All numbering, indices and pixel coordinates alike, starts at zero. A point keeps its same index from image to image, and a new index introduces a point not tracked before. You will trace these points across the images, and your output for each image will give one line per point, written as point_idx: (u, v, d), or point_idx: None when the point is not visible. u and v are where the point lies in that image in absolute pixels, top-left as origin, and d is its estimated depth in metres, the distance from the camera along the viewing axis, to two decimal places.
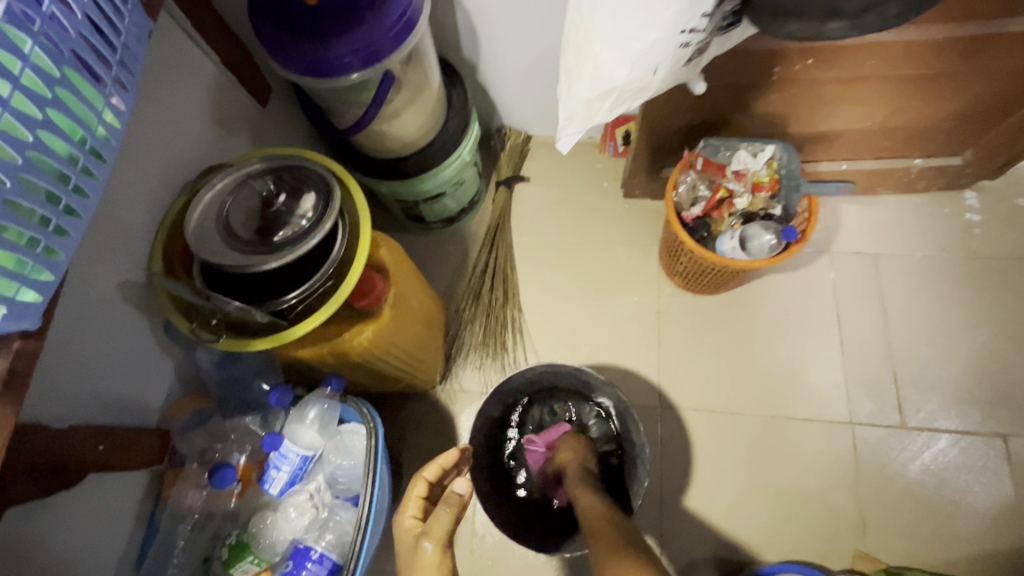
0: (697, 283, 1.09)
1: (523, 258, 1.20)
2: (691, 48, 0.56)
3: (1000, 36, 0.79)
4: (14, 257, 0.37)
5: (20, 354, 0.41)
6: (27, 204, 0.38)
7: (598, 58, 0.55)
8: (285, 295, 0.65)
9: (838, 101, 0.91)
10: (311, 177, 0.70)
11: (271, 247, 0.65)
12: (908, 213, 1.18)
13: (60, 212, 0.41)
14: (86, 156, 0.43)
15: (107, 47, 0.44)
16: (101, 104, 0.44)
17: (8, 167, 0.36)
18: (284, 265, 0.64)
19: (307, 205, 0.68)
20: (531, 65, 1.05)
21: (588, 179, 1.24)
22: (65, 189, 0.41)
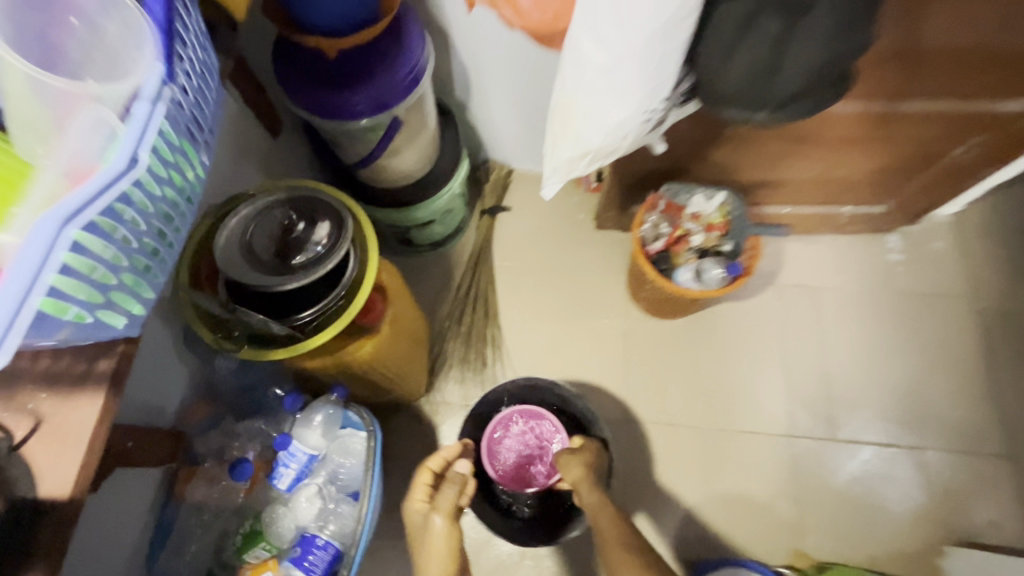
0: (660, 309, 1.22)
1: (504, 283, 1.31)
2: (653, 119, 0.70)
3: (903, 116, 0.94)
4: (135, 279, 0.47)
5: (124, 356, 0.49)
6: (149, 241, 0.47)
7: (578, 127, 0.68)
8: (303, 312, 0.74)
9: (777, 158, 1.06)
10: (324, 211, 0.79)
11: (291, 269, 0.74)
12: (842, 252, 1.35)
13: (167, 242, 0.50)
14: (188, 195, 0.51)
15: (206, 101, 0.51)
16: (202, 150, 0.52)
17: (144, 215, 0.45)
18: (301, 285, 0.74)
19: (322, 232, 0.77)
20: (515, 113, 1.18)
21: (565, 212, 1.37)
22: (172, 224, 0.50)
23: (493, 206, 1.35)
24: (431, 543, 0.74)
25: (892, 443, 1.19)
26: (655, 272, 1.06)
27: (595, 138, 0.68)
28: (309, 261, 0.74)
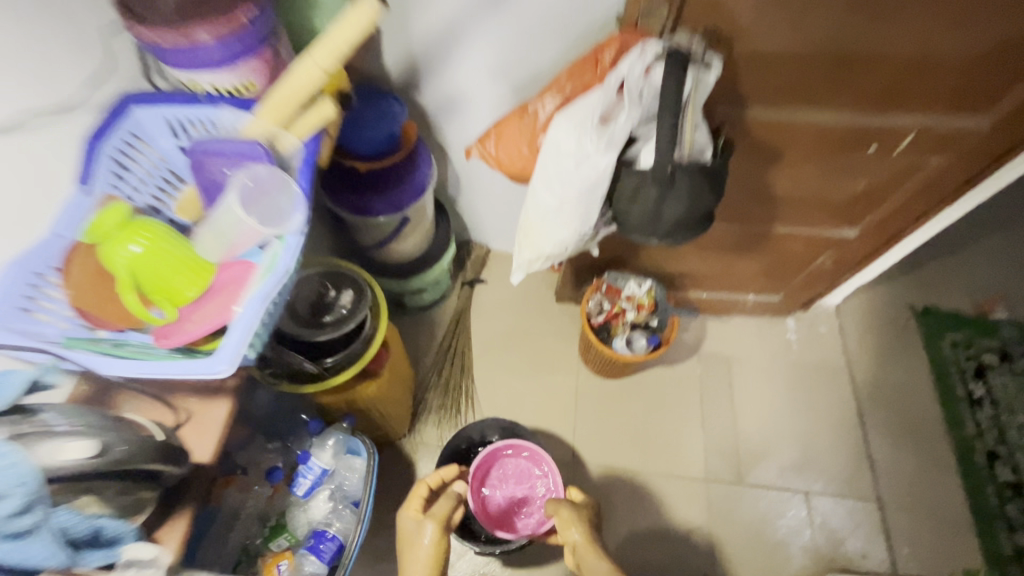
0: (603, 370, 1.51)
1: (479, 344, 1.59)
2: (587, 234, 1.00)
3: (770, 233, 1.32)
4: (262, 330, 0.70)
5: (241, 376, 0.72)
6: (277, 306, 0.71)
7: (537, 237, 0.99)
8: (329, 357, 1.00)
9: (689, 257, 1.40)
10: (348, 283, 1.07)
11: (323, 325, 1.00)
12: (750, 330, 1.68)
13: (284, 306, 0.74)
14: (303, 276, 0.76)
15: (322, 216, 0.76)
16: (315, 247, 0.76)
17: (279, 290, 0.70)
18: (330, 337, 1.00)
19: (346, 298, 1.05)
20: (493, 211, 1.50)
21: (531, 288, 1.68)
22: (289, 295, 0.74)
23: (473, 279, 1.65)
24: (421, 544, 0.97)
25: (788, 488, 1.47)
26: (598, 341, 1.37)
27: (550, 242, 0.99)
28: (338, 319, 1.02)
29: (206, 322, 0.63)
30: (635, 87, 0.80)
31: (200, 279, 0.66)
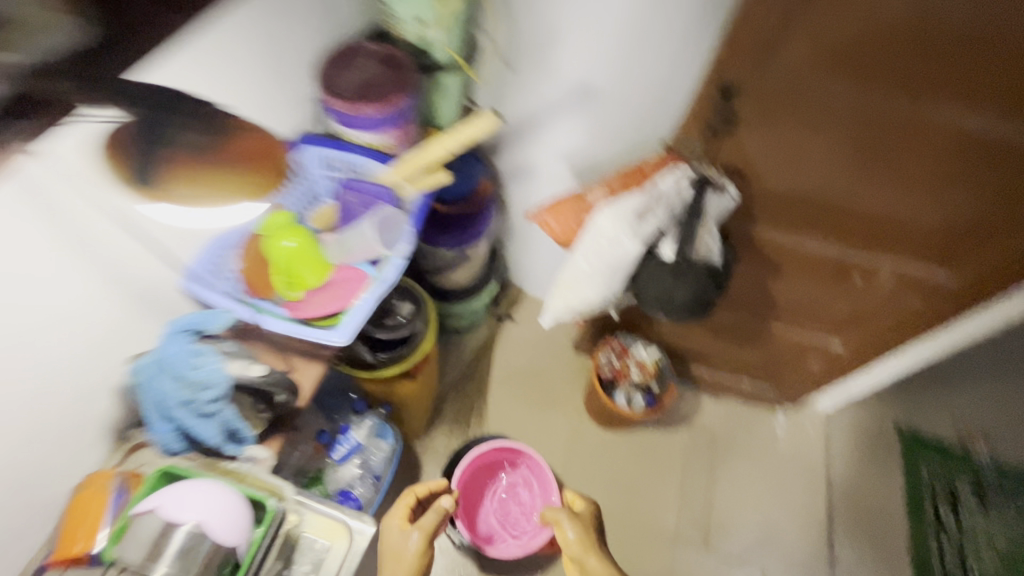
0: (601, 418, 1.70)
1: (498, 371, 1.81)
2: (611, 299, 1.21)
3: (771, 328, 1.47)
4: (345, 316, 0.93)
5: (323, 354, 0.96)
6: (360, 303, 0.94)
7: (568, 292, 1.21)
8: (380, 353, 1.22)
9: (694, 331, 1.60)
10: (407, 298, 1.31)
11: (382, 326, 1.22)
12: (741, 412, 1.81)
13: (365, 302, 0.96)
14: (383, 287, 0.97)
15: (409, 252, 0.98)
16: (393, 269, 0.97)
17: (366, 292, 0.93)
18: (385, 337, 1.22)
19: (404, 309, 1.27)
20: (533, 261, 1.73)
21: (554, 332, 1.89)
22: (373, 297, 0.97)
23: (504, 314, 1.88)
24: (407, 549, 1.07)
25: (748, 563, 1.61)
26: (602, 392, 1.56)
27: (579, 298, 1.20)
28: (392, 324, 1.24)
29: (319, 309, 0.90)
30: (667, 198, 1.07)
31: (323, 273, 0.92)
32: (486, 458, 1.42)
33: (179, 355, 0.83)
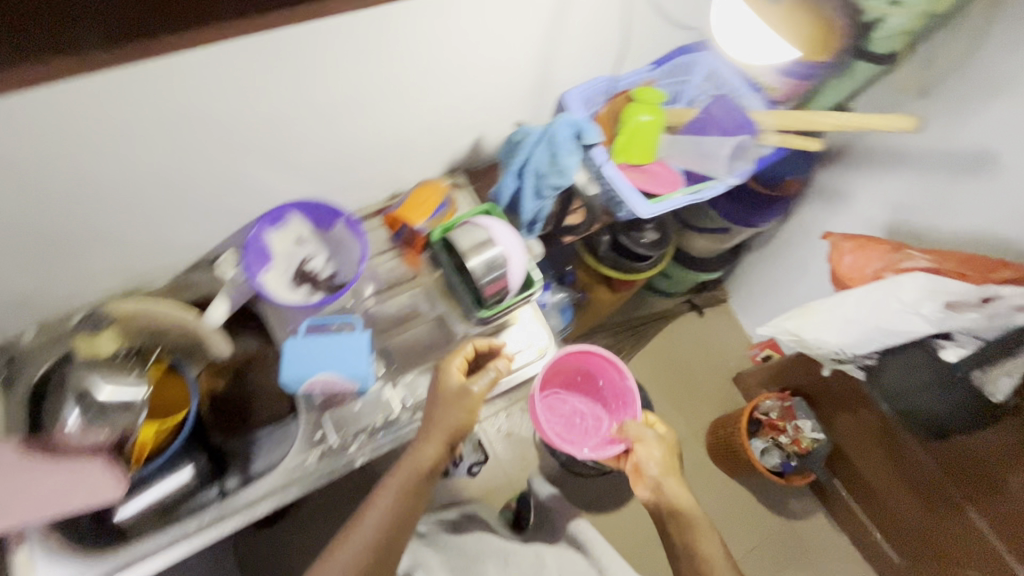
0: (715, 442, 1.63)
1: (657, 347, 1.82)
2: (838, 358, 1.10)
3: (962, 512, 1.17)
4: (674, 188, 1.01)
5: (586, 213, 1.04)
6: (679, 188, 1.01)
7: (807, 320, 0.99)
8: (605, 244, 1.29)
9: (870, 448, 1.36)
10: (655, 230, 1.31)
11: (623, 231, 1.27)
12: (841, 556, 1.60)
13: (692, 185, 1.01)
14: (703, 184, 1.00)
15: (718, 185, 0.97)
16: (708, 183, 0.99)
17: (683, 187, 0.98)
18: (617, 241, 1.27)
19: (649, 234, 1.28)
20: (764, 280, 1.63)
21: (724, 353, 1.83)
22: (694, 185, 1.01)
23: (699, 307, 1.85)
24: (446, 411, 0.75)
25: None
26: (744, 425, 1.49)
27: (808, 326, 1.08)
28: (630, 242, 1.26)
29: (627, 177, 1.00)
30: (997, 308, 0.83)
31: (636, 155, 1.00)
32: (555, 363, 0.99)
33: (565, 133, 0.76)
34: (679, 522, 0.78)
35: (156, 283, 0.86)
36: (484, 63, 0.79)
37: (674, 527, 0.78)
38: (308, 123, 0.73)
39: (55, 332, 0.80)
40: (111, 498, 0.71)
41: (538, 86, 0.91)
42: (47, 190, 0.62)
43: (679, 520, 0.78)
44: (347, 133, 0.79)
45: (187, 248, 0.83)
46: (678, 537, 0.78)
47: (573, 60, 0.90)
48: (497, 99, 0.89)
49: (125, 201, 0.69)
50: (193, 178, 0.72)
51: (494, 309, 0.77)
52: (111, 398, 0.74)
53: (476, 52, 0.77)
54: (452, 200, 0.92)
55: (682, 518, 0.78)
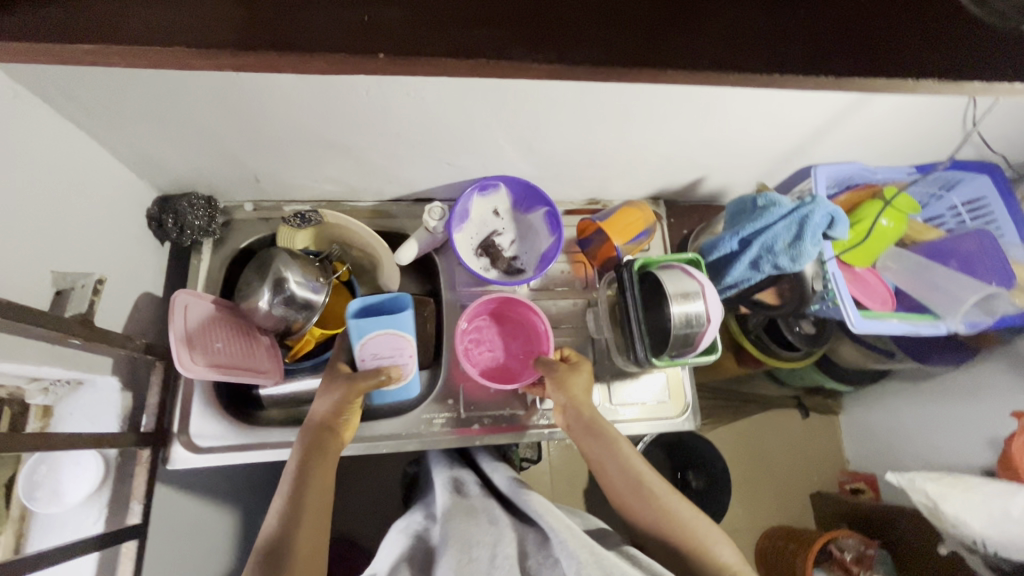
0: (770, 549, 1.48)
1: (746, 428, 1.68)
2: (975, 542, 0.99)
3: None
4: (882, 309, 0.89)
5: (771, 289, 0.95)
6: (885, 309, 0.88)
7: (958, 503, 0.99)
8: (755, 321, 1.18)
9: None
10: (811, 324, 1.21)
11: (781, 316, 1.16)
12: None
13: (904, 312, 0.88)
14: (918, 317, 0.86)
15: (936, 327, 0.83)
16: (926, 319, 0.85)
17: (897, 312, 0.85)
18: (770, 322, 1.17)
19: (806, 327, 1.17)
20: (896, 416, 1.47)
21: (813, 465, 1.67)
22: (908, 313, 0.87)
23: (806, 410, 1.69)
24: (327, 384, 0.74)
25: None
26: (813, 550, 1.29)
27: (952, 494, 1.00)
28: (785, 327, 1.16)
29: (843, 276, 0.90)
30: None
31: (862, 256, 0.90)
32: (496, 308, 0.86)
33: (819, 224, 0.71)
34: (587, 438, 0.73)
35: (358, 201, 0.90)
36: (761, 116, 0.73)
37: (586, 441, 0.73)
38: (568, 119, 0.71)
39: (268, 214, 0.87)
40: (271, 379, 0.78)
41: (792, 147, 0.82)
42: (335, 105, 0.65)
43: (589, 429, 0.73)
44: (590, 138, 0.77)
45: (395, 178, 0.85)
46: (595, 450, 0.72)
47: (842, 139, 0.82)
48: (742, 151, 0.83)
49: (380, 132, 0.72)
50: (444, 132, 0.73)
51: (666, 360, 0.75)
52: (304, 292, 0.78)
53: (765, 106, 0.71)
54: (654, 229, 0.89)
55: (589, 426, 0.73)
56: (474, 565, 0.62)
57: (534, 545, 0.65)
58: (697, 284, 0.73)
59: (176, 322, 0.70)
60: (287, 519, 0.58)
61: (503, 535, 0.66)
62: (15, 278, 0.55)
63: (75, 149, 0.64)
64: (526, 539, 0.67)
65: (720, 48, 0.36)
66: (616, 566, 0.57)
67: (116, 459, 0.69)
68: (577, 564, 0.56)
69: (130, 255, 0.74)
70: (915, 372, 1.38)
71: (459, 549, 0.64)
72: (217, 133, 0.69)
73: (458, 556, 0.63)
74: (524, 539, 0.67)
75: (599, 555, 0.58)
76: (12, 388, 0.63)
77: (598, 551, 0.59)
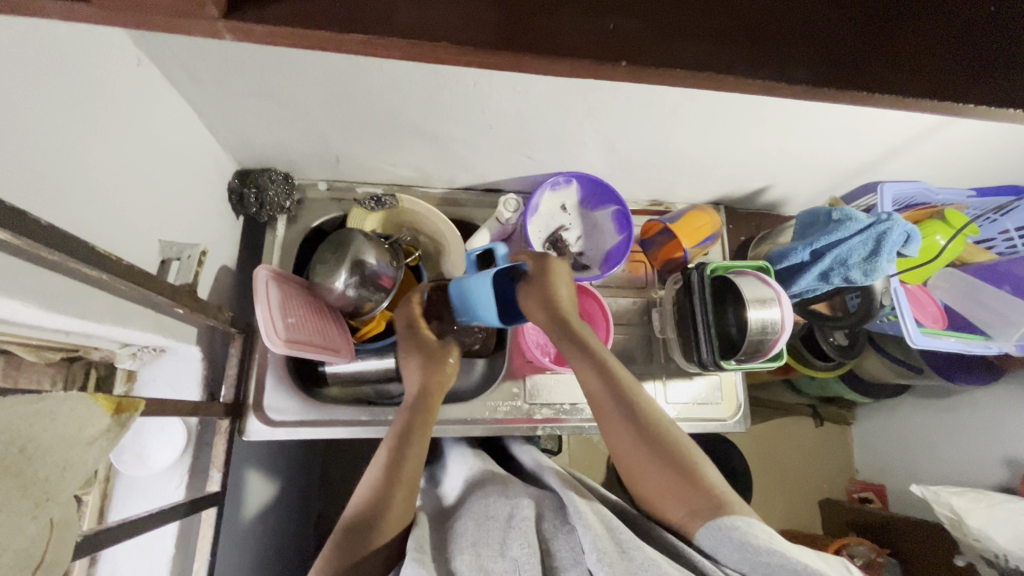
0: None
1: (760, 433, 1.63)
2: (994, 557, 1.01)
3: None
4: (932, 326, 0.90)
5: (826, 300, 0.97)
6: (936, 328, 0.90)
7: (984, 520, 1.00)
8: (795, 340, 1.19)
9: None
10: (841, 333, 1.18)
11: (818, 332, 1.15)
12: None
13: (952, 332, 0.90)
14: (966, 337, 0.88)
15: (985, 348, 0.86)
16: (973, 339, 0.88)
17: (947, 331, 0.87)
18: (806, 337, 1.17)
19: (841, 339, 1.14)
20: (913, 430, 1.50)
21: (825, 472, 1.62)
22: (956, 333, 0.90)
23: (821, 418, 1.63)
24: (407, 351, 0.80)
25: None
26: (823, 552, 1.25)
27: (977, 510, 1.03)
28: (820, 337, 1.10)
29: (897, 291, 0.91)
30: None
31: (910, 275, 0.91)
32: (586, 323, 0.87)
33: (896, 241, 0.73)
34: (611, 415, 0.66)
35: (428, 187, 0.91)
36: (846, 133, 0.74)
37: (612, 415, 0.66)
38: (658, 124, 0.72)
39: (341, 194, 0.88)
40: (344, 358, 0.79)
41: (865, 163, 0.84)
42: (436, 94, 0.65)
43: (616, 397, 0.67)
44: (672, 145, 0.78)
45: (471, 168, 0.85)
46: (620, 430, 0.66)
47: (913, 160, 0.83)
48: (814, 165, 0.84)
49: (471, 123, 0.72)
50: (534, 127, 0.74)
51: (733, 364, 0.77)
52: (378, 274, 0.78)
53: (852, 124, 0.72)
54: (718, 235, 0.91)
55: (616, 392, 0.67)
56: (493, 524, 0.61)
57: (551, 510, 0.64)
58: (772, 293, 0.75)
59: (262, 296, 0.70)
60: (376, 500, 0.63)
61: (522, 500, 0.65)
62: (130, 244, 0.57)
63: (180, 121, 0.65)
64: (544, 503, 0.66)
65: (943, 53, 0.32)
66: (632, 541, 0.55)
67: (197, 427, 0.70)
68: (594, 537, 0.54)
69: (215, 227, 0.76)
70: (933, 388, 1.34)
71: (478, 515, 0.63)
72: (315, 116, 0.70)
73: (478, 519, 0.62)
74: (541, 503, 0.66)
75: (614, 533, 0.56)
76: (105, 351, 0.63)
77: (614, 526, 0.58)
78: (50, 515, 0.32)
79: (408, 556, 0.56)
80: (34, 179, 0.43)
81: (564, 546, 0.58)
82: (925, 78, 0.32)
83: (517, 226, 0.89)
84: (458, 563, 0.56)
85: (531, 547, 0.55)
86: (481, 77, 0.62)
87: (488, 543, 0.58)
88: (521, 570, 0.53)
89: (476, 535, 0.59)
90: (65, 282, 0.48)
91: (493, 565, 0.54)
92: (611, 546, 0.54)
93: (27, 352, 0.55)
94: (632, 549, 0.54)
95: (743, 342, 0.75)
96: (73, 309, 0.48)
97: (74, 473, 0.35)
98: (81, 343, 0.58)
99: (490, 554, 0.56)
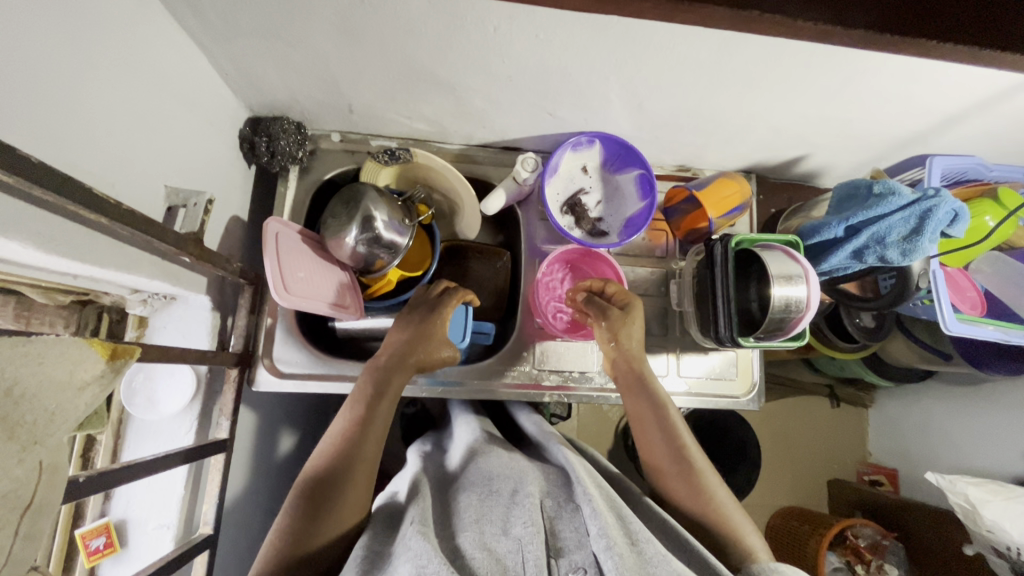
0: (777, 523, 1.45)
1: (774, 410, 1.60)
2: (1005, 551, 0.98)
3: None
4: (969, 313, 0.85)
5: None
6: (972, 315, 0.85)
7: (998, 514, 0.97)
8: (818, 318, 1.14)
9: None
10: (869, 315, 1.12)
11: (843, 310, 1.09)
12: None
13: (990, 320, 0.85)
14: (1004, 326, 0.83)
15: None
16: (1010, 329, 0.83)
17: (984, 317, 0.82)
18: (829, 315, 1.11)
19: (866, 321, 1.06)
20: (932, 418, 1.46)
21: (837, 452, 1.60)
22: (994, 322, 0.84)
23: (838, 400, 1.59)
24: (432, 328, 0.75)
25: None
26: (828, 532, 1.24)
27: (993, 501, 0.99)
28: (846, 317, 1.05)
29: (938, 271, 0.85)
30: None
31: (954, 258, 0.85)
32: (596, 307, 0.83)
33: (941, 220, 0.67)
34: (668, 466, 0.69)
35: (444, 142, 0.88)
36: (898, 98, 0.68)
37: (655, 443, 0.70)
38: (691, 82, 0.67)
39: (354, 146, 0.85)
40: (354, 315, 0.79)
41: (915, 134, 0.77)
42: (454, 40, 0.61)
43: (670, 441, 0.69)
44: (705, 106, 0.73)
45: (489, 124, 0.81)
46: (653, 437, 0.71)
47: (971, 131, 0.76)
48: (858, 133, 0.78)
49: (490, 74, 0.68)
50: (557, 81, 0.69)
51: (751, 342, 0.74)
52: (387, 232, 0.76)
53: (906, 89, 0.66)
54: (746, 205, 0.87)
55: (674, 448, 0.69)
56: (497, 499, 0.60)
57: (555, 488, 0.64)
58: (800, 269, 0.71)
59: (270, 246, 0.70)
60: (337, 465, 0.62)
61: (528, 478, 0.63)
62: (136, 188, 0.55)
63: (187, 61, 0.62)
64: (548, 480, 0.66)
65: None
66: (641, 532, 0.55)
67: (206, 374, 0.70)
68: (603, 523, 0.53)
69: (225, 175, 0.74)
70: (961, 377, 1.29)
71: (483, 488, 0.62)
72: (327, 61, 0.66)
73: (481, 494, 0.61)
74: (547, 481, 0.65)
75: (623, 522, 0.56)
76: (115, 296, 0.63)
77: (622, 513, 0.57)
78: (37, 459, 0.34)
79: (412, 528, 0.54)
80: (30, 112, 0.41)
81: (568, 527, 0.58)
82: (948, 22, 0.30)
83: (534, 187, 0.86)
84: (463, 539, 0.55)
85: (535, 528, 0.55)
86: (501, 22, 0.58)
87: (492, 521, 0.57)
88: (525, 550, 0.53)
89: (479, 511, 0.58)
90: (69, 225, 0.47)
91: (498, 545, 0.54)
92: (621, 538, 0.53)
93: (38, 294, 0.56)
94: (643, 542, 0.54)
95: (763, 319, 0.71)
96: (75, 253, 0.48)
97: (65, 419, 0.36)
98: (91, 287, 0.58)
99: (494, 532, 0.55)
